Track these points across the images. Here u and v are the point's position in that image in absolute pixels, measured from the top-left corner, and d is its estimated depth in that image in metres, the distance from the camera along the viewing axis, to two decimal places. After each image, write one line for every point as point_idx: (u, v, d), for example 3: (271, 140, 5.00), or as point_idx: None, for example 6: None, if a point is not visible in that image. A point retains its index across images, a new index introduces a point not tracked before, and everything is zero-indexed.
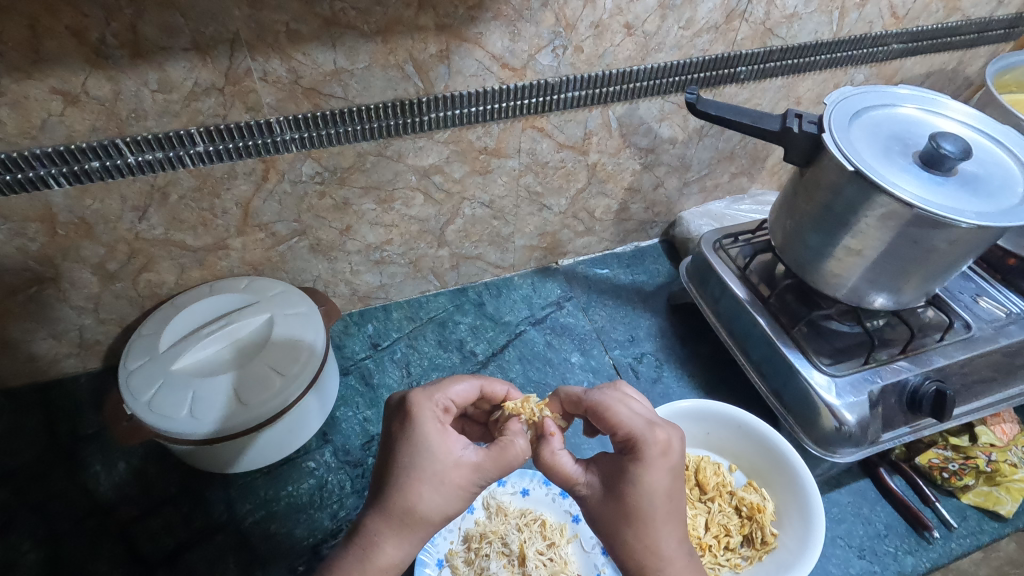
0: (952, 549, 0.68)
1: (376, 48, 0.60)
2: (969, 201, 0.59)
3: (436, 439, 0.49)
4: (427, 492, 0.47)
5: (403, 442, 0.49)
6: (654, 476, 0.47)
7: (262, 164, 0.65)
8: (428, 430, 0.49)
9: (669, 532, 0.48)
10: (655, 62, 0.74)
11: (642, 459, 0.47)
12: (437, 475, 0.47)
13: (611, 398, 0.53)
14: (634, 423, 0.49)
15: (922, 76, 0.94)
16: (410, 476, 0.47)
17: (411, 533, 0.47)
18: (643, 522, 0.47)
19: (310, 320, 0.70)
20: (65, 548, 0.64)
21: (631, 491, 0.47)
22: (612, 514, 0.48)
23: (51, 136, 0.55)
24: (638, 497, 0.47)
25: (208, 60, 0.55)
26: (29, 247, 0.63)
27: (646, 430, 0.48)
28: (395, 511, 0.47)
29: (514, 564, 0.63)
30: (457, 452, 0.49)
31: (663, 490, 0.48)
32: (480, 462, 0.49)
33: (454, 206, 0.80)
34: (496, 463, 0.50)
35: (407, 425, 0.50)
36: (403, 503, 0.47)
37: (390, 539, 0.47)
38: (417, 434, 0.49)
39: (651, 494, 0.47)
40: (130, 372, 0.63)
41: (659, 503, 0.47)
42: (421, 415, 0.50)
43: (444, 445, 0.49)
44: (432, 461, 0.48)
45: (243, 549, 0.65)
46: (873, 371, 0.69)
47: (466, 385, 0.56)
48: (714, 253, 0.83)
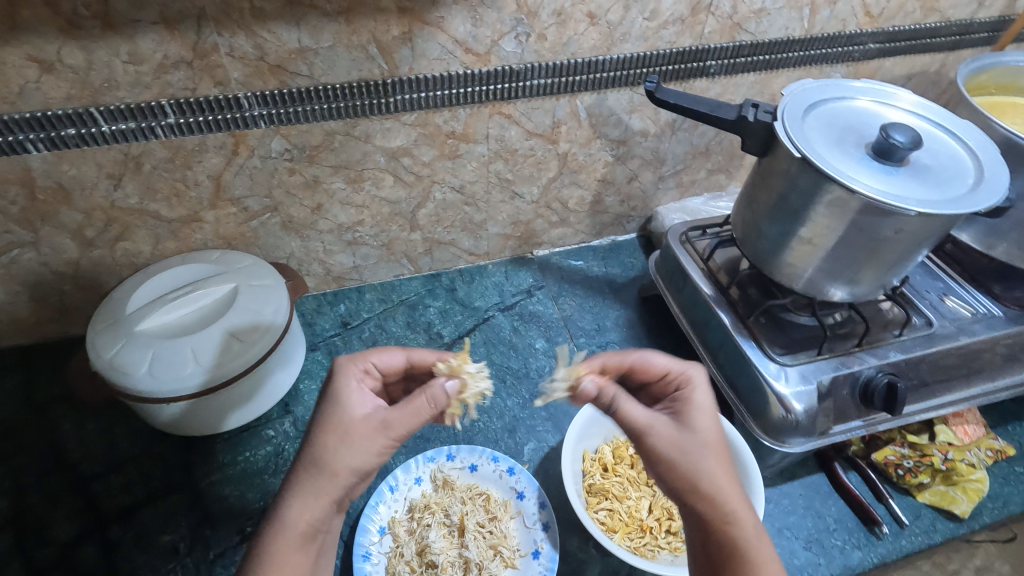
0: (901, 546, 0.67)
1: (339, 28, 0.62)
2: (917, 190, 0.59)
3: (351, 396, 0.53)
4: (336, 445, 0.49)
5: (322, 402, 0.53)
6: (699, 400, 0.54)
7: (232, 138, 0.68)
8: (344, 388, 0.53)
9: (724, 455, 0.51)
10: (621, 53, 0.75)
11: (692, 385, 0.55)
12: (348, 426, 0.50)
13: (637, 352, 0.60)
14: (672, 363, 0.58)
15: (903, 77, 0.94)
16: (320, 433, 0.50)
17: (319, 489, 0.48)
18: (708, 448, 0.50)
19: (274, 292, 0.72)
20: (29, 499, 0.67)
21: (695, 419, 0.52)
22: (685, 447, 0.50)
23: (28, 102, 0.59)
24: (703, 419, 0.52)
25: (176, 34, 0.58)
26: (10, 210, 0.67)
27: (687, 368, 0.57)
28: (306, 467, 0.49)
29: (454, 535, 0.64)
30: (366, 406, 0.52)
31: (711, 415, 0.53)
32: (388, 417, 0.51)
33: (424, 189, 0.82)
34: (407, 413, 0.52)
35: (328, 385, 0.55)
36: (312, 456, 0.49)
37: (297, 494, 0.48)
38: (333, 392, 0.53)
39: (709, 420, 0.52)
40: (96, 331, 0.66)
41: (718, 429, 0.52)
42: (338, 375, 0.54)
43: (356, 400, 0.52)
44: (343, 413, 0.51)
45: (195, 508, 0.67)
46: (827, 362, 0.68)
47: (391, 353, 0.60)
48: (680, 245, 0.83)
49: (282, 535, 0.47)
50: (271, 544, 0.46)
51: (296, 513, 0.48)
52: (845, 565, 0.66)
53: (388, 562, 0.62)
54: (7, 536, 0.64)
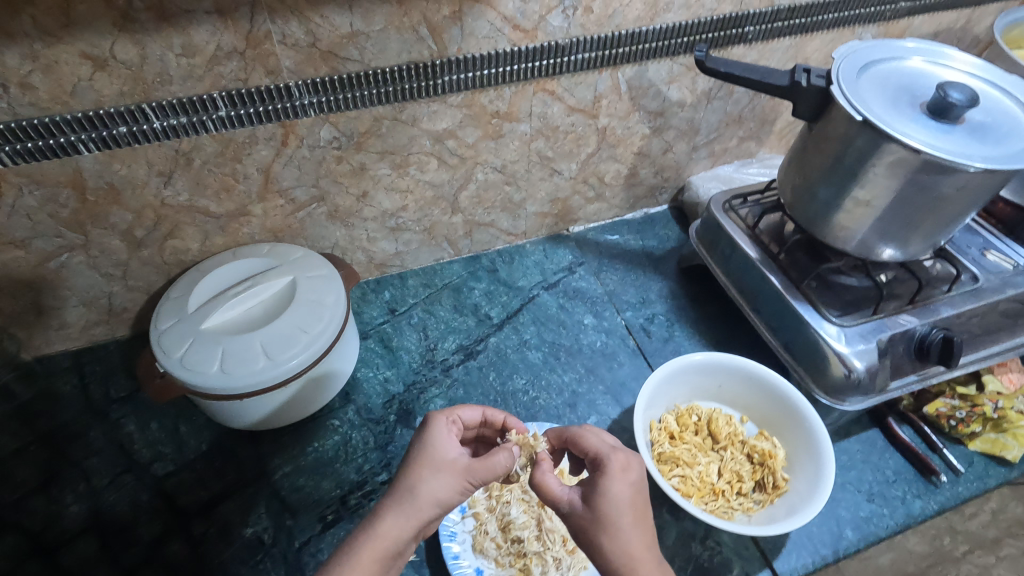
0: (959, 493, 0.70)
1: (392, 10, 0.61)
2: (977, 147, 0.60)
3: (443, 446, 0.53)
4: (425, 477, 0.51)
5: (416, 442, 0.54)
6: (614, 487, 0.50)
7: (282, 129, 0.67)
8: (439, 432, 0.54)
9: (632, 536, 0.48)
10: (665, 22, 0.75)
11: (605, 471, 0.51)
12: (440, 471, 0.51)
13: (580, 429, 0.58)
14: (601, 446, 0.54)
15: (930, 35, 0.94)
16: (419, 463, 0.52)
17: (410, 514, 0.50)
18: (611, 528, 0.48)
19: (332, 282, 0.71)
20: (105, 501, 0.67)
21: (597, 497, 0.50)
22: (586, 523, 0.49)
23: (81, 102, 0.57)
24: (603, 504, 0.49)
25: (230, 22, 0.57)
26: (61, 213, 0.65)
27: (610, 452, 0.53)
28: (400, 491, 0.51)
29: (533, 509, 0.66)
30: (458, 453, 0.53)
31: (623, 502, 0.49)
32: (470, 464, 0.53)
33: (467, 171, 0.82)
34: (485, 465, 0.53)
35: (421, 430, 0.55)
36: (406, 487, 0.51)
37: (389, 510, 0.50)
38: (428, 434, 0.54)
39: (615, 502, 0.49)
40: (160, 332, 0.66)
41: (626, 511, 0.49)
42: (434, 421, 0.55)
43: (446, 442, 0.54)
44: (437, 453, 0.53)
45: (274, 499, 0.68)
46: (882, 321, 0.70)
47: (473, 409, 0.61)
48: (724, 213, 0.84)
49: (369, 544, 0.48)
50: (357, 551, 0.48)
51: (386, 527, 0.49)
52: (908, 513, 0.69)
53: (474, 540, 0.63)
54: (90, 538, 0.65)
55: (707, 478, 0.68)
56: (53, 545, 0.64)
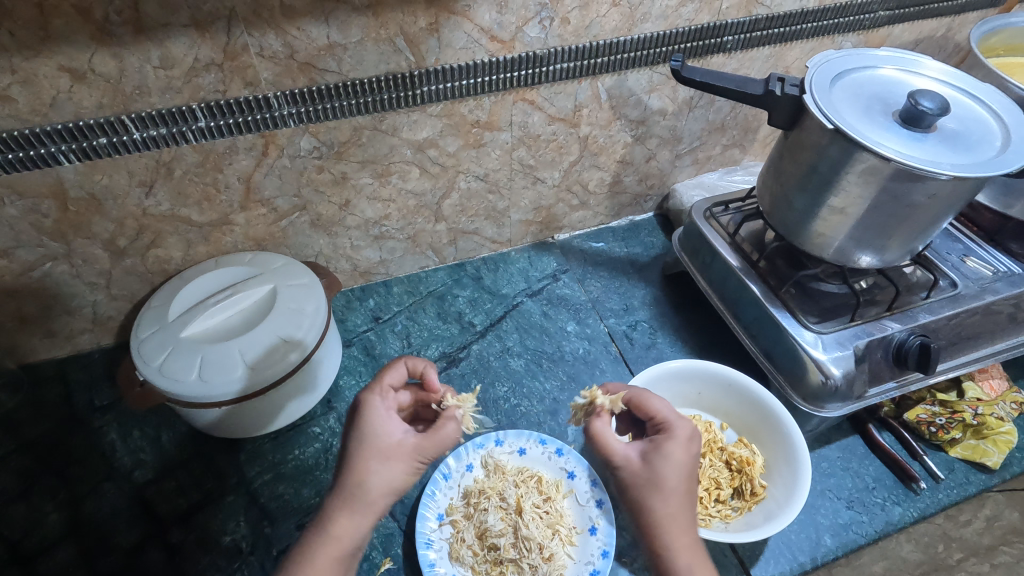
0: (939, 500, 0.70)
1: (368, 22, 0.62)
2: (948, 155, 0.60)
3: (381, 423, 0.52)
4: (373, 469, 0.50)
5: (354, 430, 0.53)
6: (674, 452, 0.52)
7: (263, 139, 0.68)
8: (378, 415, 0.53)
9: (671, 504, 0.50)
10: (642, 32, 0.76)
11: (669, 435, 0.53)
12: (387, 460, 0.51)
13: (641, 391, 0.60)
14: (666, 411, 0.56)
15: (911, 43, 0.95)
16: (358, 450, 0.51)
17: (363, 508, 0.49)
18: (665, 491, 0.50)
19: (313, 291, 0.72)
20: (85, 509, 0.68)
21: (655, 458, 0.52)
22: (640, 482, 0.52)
23: (60, 114, 0.58)
24: (662, 467, 0.51)
25: (207, 35, 0.58)
26: (43, 223, 0.66)
27: (676, 419, 0.55)
28: (345, 487, 0.50)
29: (511, 516, 0.65)
30: (401, 434, 0.53)
31: (680, 468, 0.51)
32: (418, 444, 0.52)
33: (449, 180, 0.82)
34: (434, 443, 0.53)
35: (355, 415, 0.54)
36: (354, 478, 0.50)
37: (341, 510, 0.49)
38: (363, 420, 0.53)
39: (675, 465, 0.51)
40: (141, 340, 0.67)
41: (683, 479, 0.51)
42: (370, 405, 0.54)
43: (387, 425, 0.53)
44: (378, 438, 0.51)
45: (253, 507, 0.68)
46: (860, 328, 0.70)
47: (398, 370, 0.59)
48: (705, 220, 0.84)
49: (324, 547, 0.48)
50: (312, 554, 0.47)
51: (341, 527, 0.49)
52: (887, 520, 0.68)
53: (450, 547, 0.63)
54: (69, 546, 0.65)
55: None
56: (32, 554, 0.64)
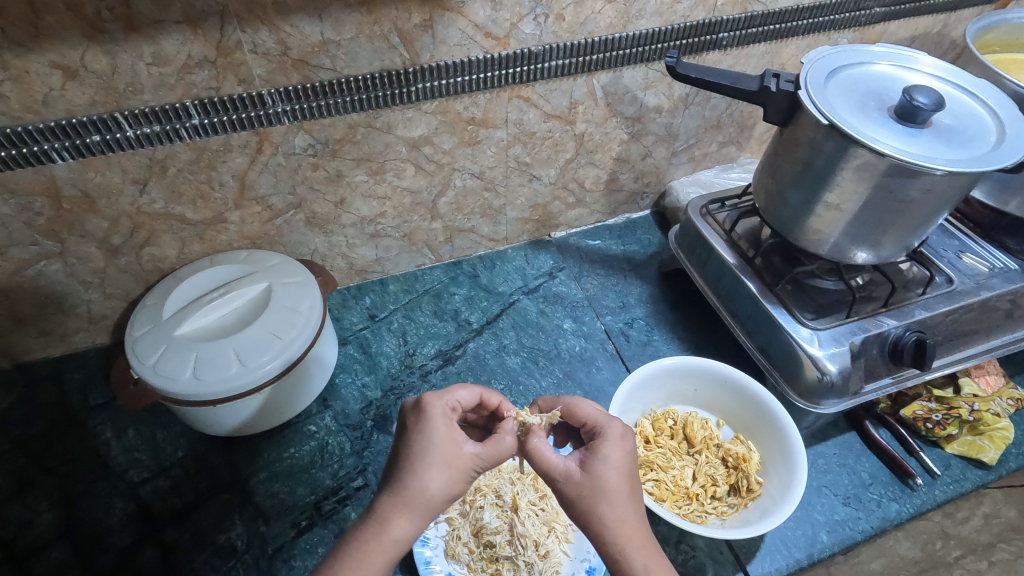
0: (935, 496, 0.70)
1: (362, 19, 0.62)
2: (943, 150, 0.60)
3: (445, 431, 0.49)
4: (432, 475, 0.47)
5: (413, 434, 0.50)
6: (611, 453, 0.49)
7: (257, 136, 0.68)
8: (441, 422, 0.50)
9: (620, 507, 0.47)
10: (637, 29, 0.76)
11: (606, 438, 0.51)
12: (443, 466, 0.48)
13: (573, 401, 0.57)
14: (599, 415, 0.54)
15: (907, 39, 0.95)
16: (421, 457, 0.48)
17: (420, 511, 0.46)
18: (608, 495, 0.47)
19: (307, 289, 0.72)
20: (80, 508, 0.67)
21: (593, 465, 0.49)
22: (583, 490, 0.48)
23: (53, 111, 0.58)
24: (602, 472, 0.48)
25: (199, 32, 0.57)
26: (36, 221, 0.66)
27: (610, 420, 0.53)
28: (402, 489, 0.47)
29: (507, 514, 0.65)
30: (462, 442, 0.50)
31: (619, 469, 0.49)
32: (478, 455, 0.50)
33: (444, 177, 0.82)
34: (493, 454, 0.51)
35: (416, 417, 0.51)
36: (416, 483, 0.47)
37: (398, 511, 0.46)
38: (429, 426, 0.49)
39: (612, 468, 0.49)
40: (135, 339, 0.66)
41: (622, 480, 0.49)
42: (432, 410, 0.50)
43: (451, 433, 0.49)
44: (438, 444, 0.48)
45: (248, 506, 0.68)
46: (857, 324, 0.70)
47: (471, 390, 0.56)
48: (701, 218, 0.84)
49: (377, 546, 0.45)
50: (363, 550, 0.45)
51: (398, 528, 0.46)
52: (883, 517, 0.68)
53: (446, 545, 0.63)
54: (63, 546, 0.65)
55: (681, 482, 0.68)
56: (26, 553, 0.64)
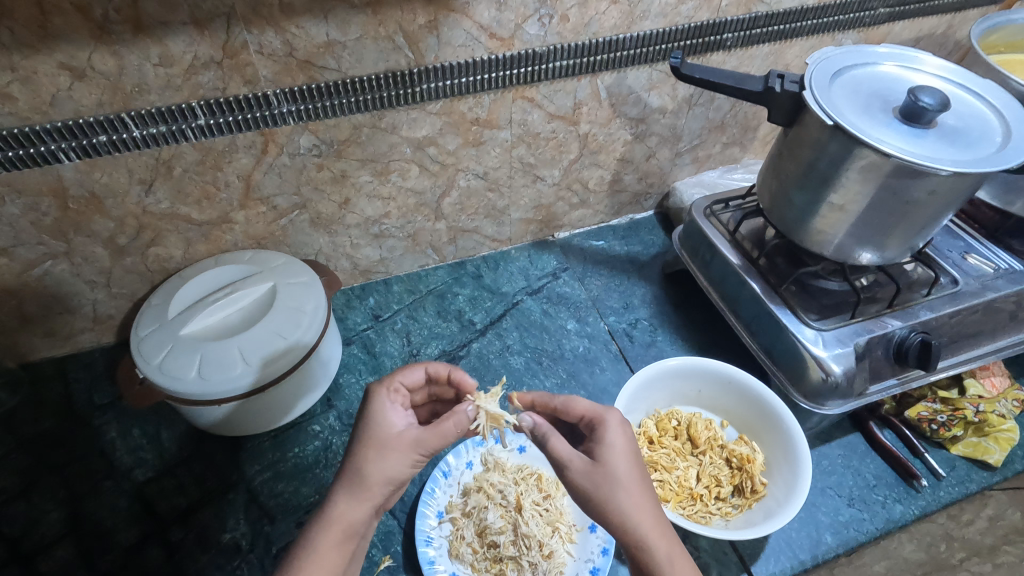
0: (940, 497, 0.70)
1: (367, 20, 0.62)
2: (948, 151, 0.60)
3: (383, 414, 0.52)
4: (373, 459, 0.49)
5: (360, 420, 0.53)
6: (613, 439, 0.51)
7: (262, 137, 0.68)
8: (382, 405, 0.53)
9: (638, 490, 0.48)
10: (641, 30, 0.76)
11: (606, 427, 0.52)
12: (387, 450, 0.50)
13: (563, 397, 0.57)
14: (593, 405, 0.55)
15: (911, 40, 0.95)
16: (362, 439, 0.51)
17: (361, 493, 0.49)
18: (620, 480, 0.48)
19: (312, 288, 0.72)
20: (85, 507, 0.68)
21: (603, 452, 0.50)
22: (596, 480, 0.48)
23: (60, 112, 0.58)
24: (614, 461, 0.49)
25: (206, 33, 0.58)
26: (43, 221, 0.66)
27: (604, 410, 0.54)
28: (347, 474, 0.50)
29: (511, 514, 0.65)
30: (403, 426, 0.52)
31: (628, 457, 0.50)
32: (420, 436, 0.51)
33: (448, 178, 0.82)
34: (436, 435, 0.52)
35: (363, 407, 0.54)
36: (355, 465, 0.49)
37: (341, 495, 0.49)
38: (369, 410, 0.52)
39: (617, 456, 0.50)
40: (141, 338, 0.67)
41: (630, 465, 0.49)
42: (375, 395, 0.54)
43: (390, 416, 0.52)
44: (380, 428, 0.51)
45: (252, 506, 0.68)
46: (861, 325, 0.70)
47: (414, 370, 0.59)
48: (705, 218, 0.84)
49: (325, 532, 0.47)
50: (315, 541, 0.47)
51: (340, 510, 0.48)
52: (888, 518, 0.68)
53: (450, 545, 0.63)
54: (69, 545, 0.65)
55: (684, 483, 0.68)
56: (32, 552, 0.65)
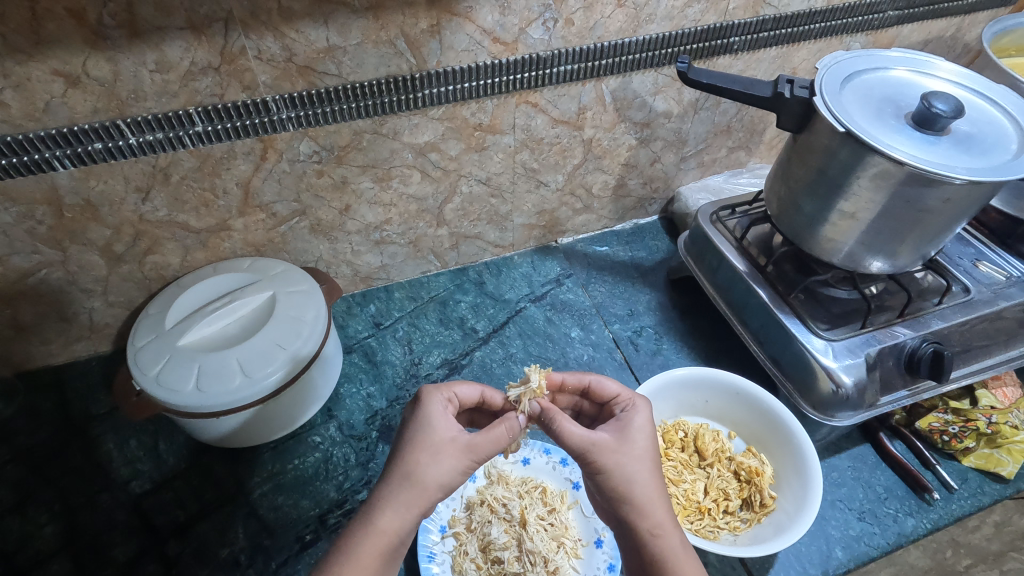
0: (952, 511, 0.68)
1: (368, 24, 0.61)
2: (962, 158, 0.59)
3: (440, 417, 0.51)
4: (427, 461, 0.49)
5: (411, 420, 0.52)
6: (639, 421, 0.53)
7: (261, 143, 0.67)
8: (437, 409, 0.52)
9: (650, 471, 0.50)
10: (647, 34, 0.74)
11: (634, 407, 0.55)
12: (446, 453, 0.49)
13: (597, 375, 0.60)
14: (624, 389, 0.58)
15: (920, 43, 0.93)
16: (413, 442, 0.50)
17: (411, 500, 0.47)
18: (641, 459, 0.51)
19: (312, 297, 0.71)
20: (81, 521, 0.66)
21: (628, 431, 0.52)
22: (616, 458, 0.50)
23: (54, 119, 0.57)
24: (635, 436, 0.52)
25: (203, 38, 0.56)
26: (38, 230, 0.65)
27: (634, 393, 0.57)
28: (397, 478, 0.48)
29: (515, 529, 0.64)
30: (456, 431, 0.51)
31: (648, 434, 0.53)
32: (472, 441, 0.51)
33: (451, 184, 0.81)
34: (489, 439, 0.52)
35: (415, 407, 0.53)
36: (406, 467, 0.48)
37: (388, 501, 0.47)
38: (422, 412, 0.52)
39: (641, 432, 0.52)
40: (138, 349, 0.65)
41: (651, 446, 0.52)
42: (430, 398, 0.53)
43: (446, 421, 0.52)
44: (434, 431, 0.50)
45: (251, 519, 0.67)
46: (871, 335, 0.69)
47: (472, 387, 0.59)
48: (711, 225, 0.83)
49: (369, 540, 0.45)
50: (357, 548, 0.45)
51: (387, 518, 0.46)
52: (900, 533, 0.67)
53: (453, 560, 0.62)
54: (64, 560, 0.64)
55: (692, 496, 0.67)
56: (27, 567, 0.63)
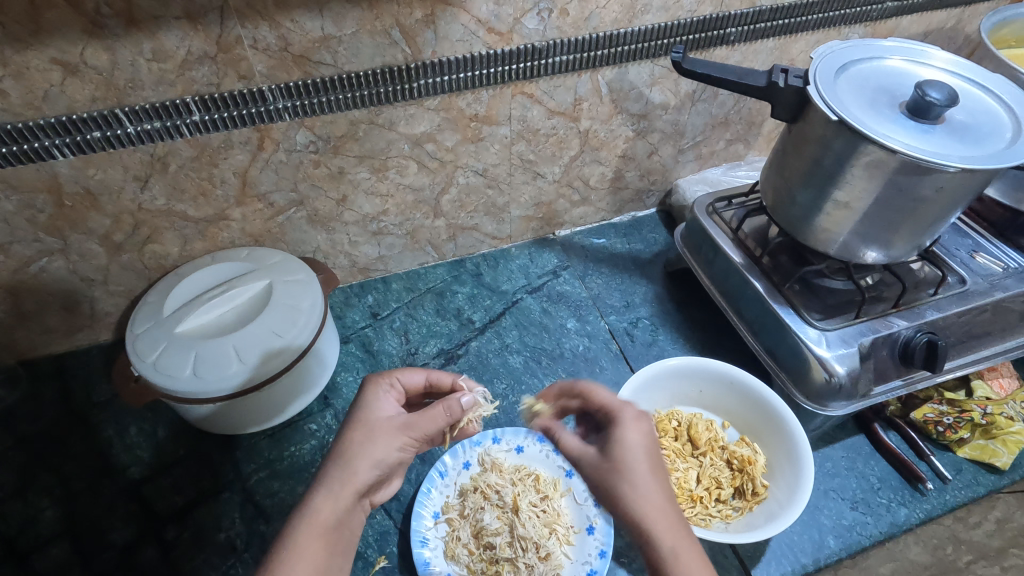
0: (946, 501, 0.68)
1: (363, 14, 0.61)
2: (956, 147, 0.58)
3: (374, 401, 0.55)
4: (360, 440, 0.51)
5: (350, 409, 0.56)
6: (625, 437, 0.51)
7: (258, 133, 0.67)
8: (372, 394, 0.56)
9: (640, 485, 0.48)
10: (643, 24, 0.74)
11: (620, 423, 0.52)
12: (381, 437, 0.52)
13: (595, 381, 0.57)
14: (610, 400, 0.54)
15: (920, 35, 0.93)
16: (350, 428, 0.53)
17: (342, 482, 0.49)
18: (627, 474, 0.48)
19: (309, 286, 0.71)
20: (81, 505, 0.68)
21: (614, 450, 0.50)
22: (603, 475, 0.50)
23: (53, 108, 0.58)
24: (620, 453, 0.50)
25: (199, 28, 0.57)
26: (39, 218, 0.66)
27: (621, 406, 0.53)
28: (332, 462, 0.50)
29: (507, 515, 0.65)
30: (392, 412, 0.54)
31: (635, 451, 0.50)
32: (408, 420, 0.54)
33: (447, 175, 0.81)
34: (427, 418, 0.55)
35: (356, 397, 0.56)
36: (339, 449, 0.51)
37: (322, 485, 0.49)
38: (360, 399, 0.56)
39: (630, 451, 0.50)
40: (136, 336, 0.66)
41: (640, 458, 0.49)
42: (369, 386, 0.56)
43: (381, 403, 0.55)
44: (366, 413, 0.53)
45: (248, 505, 0.68)
46: (866, 325, 0.68)
47: (415, 373, 0.60)
48: (707, 216, 0.83)
49: (304, 526, 0.46)
50: (295, 536, 0.46)
51: (322, 504, 0.48)
52: (892, 522, 0.67)
53: (446, 546, 0.62)
54: (64, 543, 0.65)
55: (684, 484, 0.67)
56: (27, 550, 0.64)
